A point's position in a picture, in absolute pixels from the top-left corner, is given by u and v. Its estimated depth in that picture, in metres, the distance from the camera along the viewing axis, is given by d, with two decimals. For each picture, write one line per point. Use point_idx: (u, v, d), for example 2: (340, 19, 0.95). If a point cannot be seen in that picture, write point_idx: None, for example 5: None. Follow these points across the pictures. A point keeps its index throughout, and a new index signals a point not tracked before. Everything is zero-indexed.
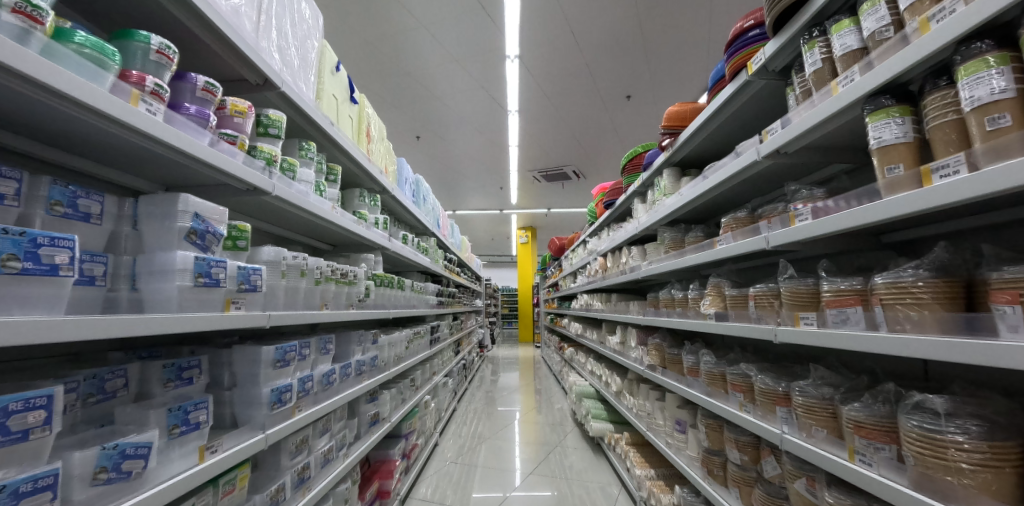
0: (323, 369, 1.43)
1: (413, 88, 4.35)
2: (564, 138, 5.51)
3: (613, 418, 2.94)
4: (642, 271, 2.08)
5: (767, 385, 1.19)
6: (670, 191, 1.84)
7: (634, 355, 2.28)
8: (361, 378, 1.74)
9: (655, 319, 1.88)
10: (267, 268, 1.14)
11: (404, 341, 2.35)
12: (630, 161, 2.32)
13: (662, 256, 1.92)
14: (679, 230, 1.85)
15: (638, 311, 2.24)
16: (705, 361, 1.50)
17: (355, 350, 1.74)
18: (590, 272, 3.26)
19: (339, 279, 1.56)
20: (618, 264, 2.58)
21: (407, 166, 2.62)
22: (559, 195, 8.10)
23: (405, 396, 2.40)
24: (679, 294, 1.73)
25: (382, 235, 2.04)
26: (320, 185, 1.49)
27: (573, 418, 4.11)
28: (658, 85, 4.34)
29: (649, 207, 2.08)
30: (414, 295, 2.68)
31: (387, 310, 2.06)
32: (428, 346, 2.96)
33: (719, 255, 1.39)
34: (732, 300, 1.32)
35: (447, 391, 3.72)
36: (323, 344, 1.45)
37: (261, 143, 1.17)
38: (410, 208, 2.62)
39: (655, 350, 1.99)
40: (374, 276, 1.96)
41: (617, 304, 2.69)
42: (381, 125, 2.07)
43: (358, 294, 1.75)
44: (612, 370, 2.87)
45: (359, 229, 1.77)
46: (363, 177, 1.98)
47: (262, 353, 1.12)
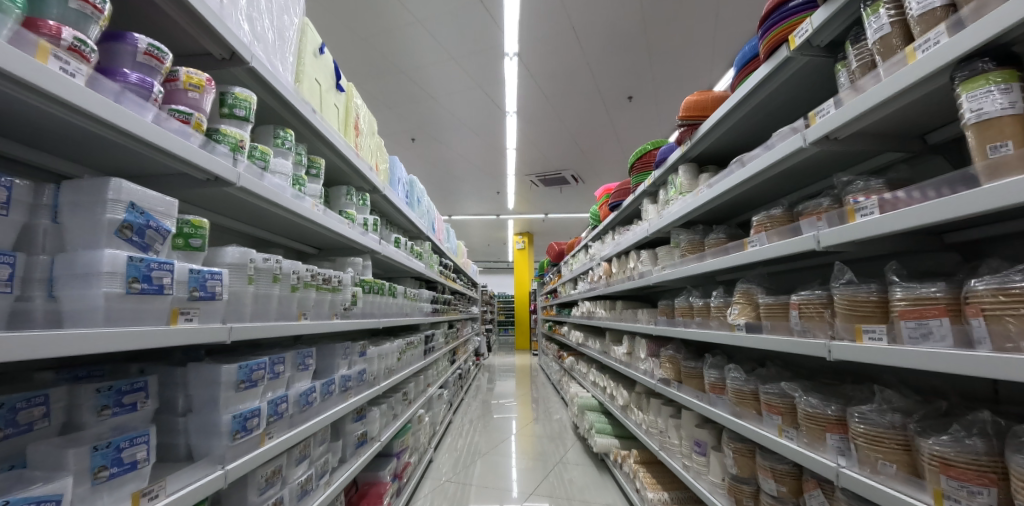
0: (301, 388, 1.24)
1: (408, 87, 4.19)
2: (563, 140, 5.38)
3: (618, 433, 2.75)
4: (654, 277, 1.91)
5: (816, 407, 1.01)
6: (687, 189, 1.68)
7: (644, 367, 2.09)
8: (346, 396, 1.55)
9: (670, 329, 1.71)
10: (228, 272, 0.96)
11: (395, 352, 2.15)
12: (639, 159, 2.17)
13: (679, 259, 1.75)
14: (697, 231, 1.69)
15: (649, 319, 2.06)
16: (733, 376, 1.32)
17: (339, 364, 1.55)
18: (593, 278, 3.10)
19: (320, 285, 1.38)
20: (625, 269, 2.42)
21: (400, 165, 2.46)
22: (556, 200, 7.96)
23: (396, 412, 2.20)
24: (698, 301, 1.56)
25: (371, 238, 1.86)
26: (300, 179, 1.31)
27: (573, 430, 3.91)
28: (661, 86, 4.23)
29: (662, 208, 1.92)
30: (407, 301, 2.50)
31: (375, 319, 1.87)
32: (421, 357, 2.75)
33: (752, 257, 1.22)
34: (766, 309, 1.16)
35: (442, 403, 3.50)
36: (301, 359, 1.26)
37: (223, 126, 0.99)
38: (404, 210, 2.45)
39: (669, 362, 1.82)
40: (363, 282, 1.78)
41: (623, 312, 2.52)
42: (370, 118, 1.91)
43: (343, 302, 1.57)
44: (617, 382, 2.68)
45: (345, 230, 1.60)
46: (351, 174, 1.81)
47: (222, 373, 0.92)
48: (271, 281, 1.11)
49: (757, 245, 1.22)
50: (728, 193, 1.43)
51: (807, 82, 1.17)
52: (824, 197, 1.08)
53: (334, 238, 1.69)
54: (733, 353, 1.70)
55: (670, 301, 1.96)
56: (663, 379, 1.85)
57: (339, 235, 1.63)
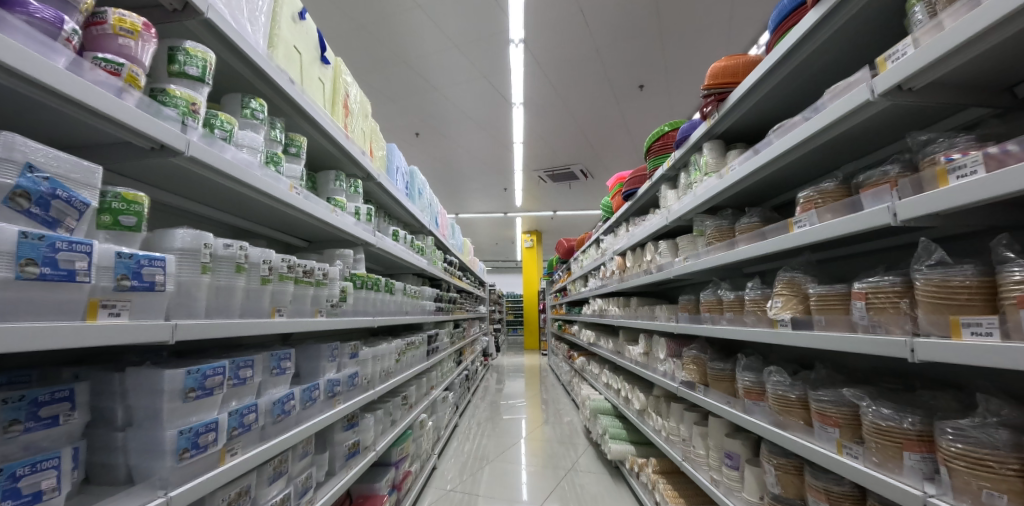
0: (275, 395, 1.09)
1: (410, 79, 4.05)
2: (571, 133, 5.19)
3: (635, 439, 2.55)
4: (675, 270, 1.71)
5: (891, 420, 0.82)
6: (714, 168, 1.48)
7: (664, 369, 1.90)
8: (333, 403, 1.39)
9: (695, 327, 1.51)
10: (176, 258, 0.81)
11: (392, 353, 1.99)
12: (656, 141, 1.96)
13: (703, 248, 1.55)
14: (725, 216, 1.49)
15: (668, 316, 1.86)
16: (775, 380, 1.13)
17: (325, 367, 1.39)
18: (604, 274, 2.91)
19: (300, 279, 1.21)
20: (641, 263, 2.22)
21: (398, 153, 2.30)
22: (565, 197, 7.76)
23: (394, 417, 2.04)
24: (728, 295, 1.35)
25: (363, 229, 1.70)
26: (275, 157, 1.15)
27: (584, 434, 3.72)
28: (674, 73, 4.02)
29: (682, 192, 1.73)
30: (408, 299, 2.34)
31: (368, 317, 1.71)
32: (423, 358, 2.59)
33: (800, 240, 1.02)
34: (819, 301, 0.96)
35: (447, 406, 3.35)
36: (275, 363, 1.10)
37: (169, 86, 0.84)
38: (402, 202, 2.28)
39: (693, 365, 1.61)
40: (354, 277, 1.62)
41: (639, 309, 2.33)
42: (362, 98, 1.74)
43: (330, 298, 1.41)
44: (632, 385, 2.48)
45: (331, 218, 1.43)
46: (342, 158, 1.64)
47: (166, 379, 0.78)
48: (234, 271, 0.95)
49: (806, 225, 1.02)
50: (765, 170, 1.23)
51: (867, 27, 0.97)
52: (891, 163, 0.88)
53: (319, 228, 1.53)
54: (771, 355, 1.49)
55: (691, 296, 1.76)
56: (686, 381, 1.66)
57: (322, 224, 1.47)
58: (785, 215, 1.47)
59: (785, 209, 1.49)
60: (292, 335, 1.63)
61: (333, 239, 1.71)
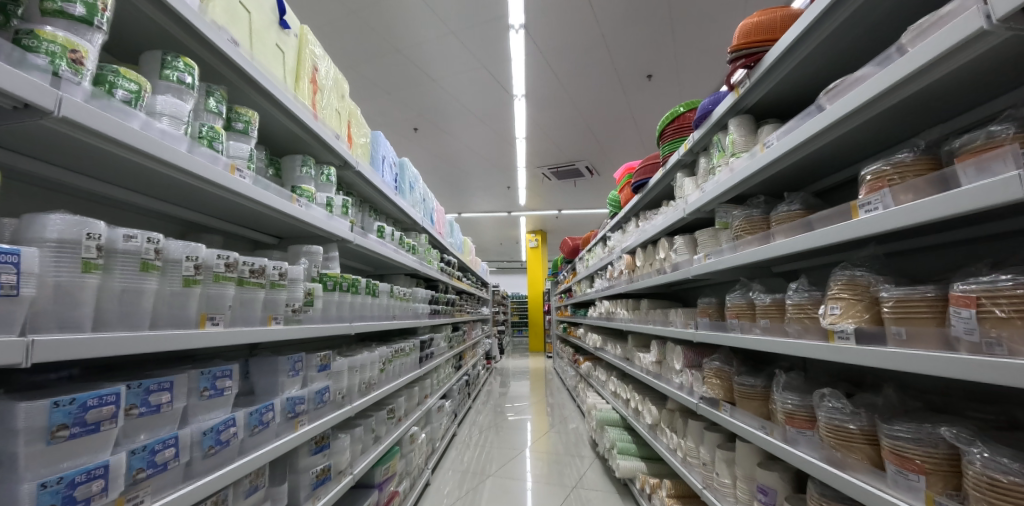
0: (205, 423, 0.88)
1: (405, 69, 3.85)
2: (575, 127, 4.95)
3: (646, 454, 2.30)
4: (695, 269, 1.48)
5: (1012, 474, 0.57)
6: (742, 148, 1.24)
7: (680, 382, 1.66)
8: (295, 425, 1.17)
9: (721, 336, 1.28)
10: (40, 253, 0.60)
11: (376, 362, 1.78)
12: (670, 124, 1.72)
13: (729, 244, 1.32)
14: (756, 204, 1.25)
15: (685, 322, 1.63)
16: (831, 406, 0.89)
17: (285, 384, 1.17)
18: (612, 275, 2.67)
19: (245, 280, 1.00)
20: (653, 262, 1.99)
21: (385, 142, 2.09)
22: (569, 194, 7.50)
23: (378, 434, 1.82)
24: (761, 298, 1.12)
25: (337, 223, 1.49)
26: (211, 130, 0.95)
27: (591, 444, 3.47)
28: (684, 61, 3.78)
29: (702, 179, 1.49)
30: (396, 302, 2.12)
31: (343, 324, 1.50)
32: (415, 366, 2.37)
33: (864, 229, 0.78)
34: (896, 307, 0.74)
35: (444, 415, 3.13)
36: (204, 384, 0.89)
37: (41, 28, 0.64)
38: (389, 196, 2.06)
39: (717, 379, 1.38)
40: (326, 277, 1.41)
41: (651, 312, 2.09)
42: (335, 74, 1.54)
43: (291, 303, 1.19)
44: (642, 395, 2.25)
45: (289, 208, 1.22)
46: (310, 141, 1.43)
47: (18, 416, 0.57)
48: (138, 270, 0.74)
49: (873, 209, 0.78)
50: (811, 145, 0.99)
51: None
52: (999, 121, 0.65)
53: (281, 219, 1.32)
54: (816, 370, 1.25)
55: (711, 299, 1.55)
56: (706, 397, 1.41)
57: (280, 215, 1.26)
58: (830, 203, 1.24)
59: (829, 195, 1.24)
60: (257, 344, 1.47)
61: (304, 234, 1.50)
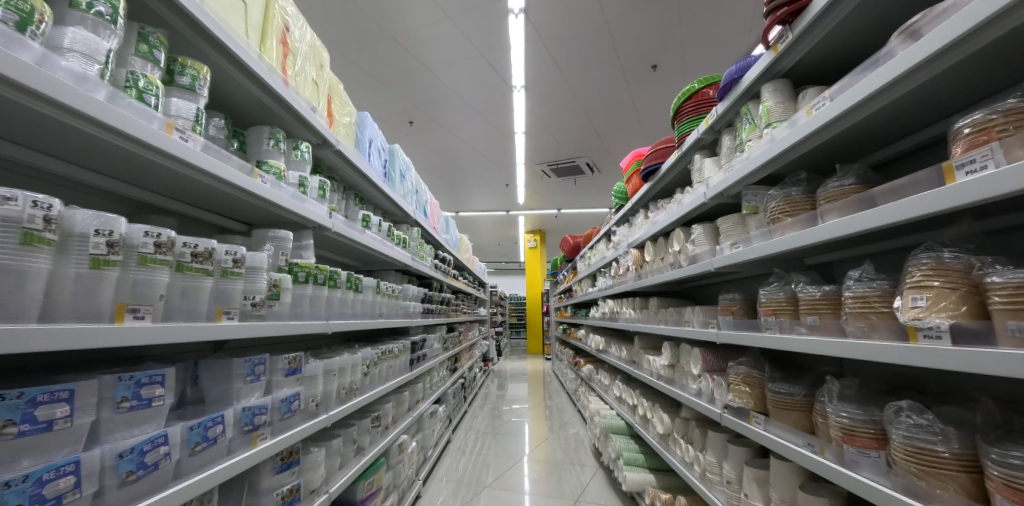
0: (123, 443, 0.69)
1: (400, 57, 3.67)
2: (577, 121, 4.79)
3: (655, 465, 2.11)
4: (719, 260, 1.30)
5: None
6: (780, 117, 1.06)
7: (698, 388, 1.48)
8: (253, 440, 0.98)
9: (751, 337, 1.11)
10: None
11: (360, 365, 1.59)
12: (687, 101, 1.54)
13: (762, 229, 1.15)
14: (796, 182, 1.07)
15: (704, 321, 1.45)
16: (911, 424, 0.71)
17: (242, 391, 0.98)
18: (618, 272, 2.49)
19: (185, 266, 0.82)
20: (665, 255, 1.81)
21: (373, 124, 1.91)
22: (569, 193, 7.33)
23: (360, 446, 1.62)
24: (805, 291, 0.95)
25: (311, 206, 1.30)
26: (141, 80, 0.77)
27: (593, 452, 3.27)
28: (690, 50, 3.61)
29: (727, 159, 1.32)
30: (384, 299, 1.92)
31: (318, 322, 1.31)
32: (405, 368, 2.18)
33: (967, 195, 0.61)
34: (1015, 295, 0.56)
35: (438, 421, 2.93)
36: (122, 394, 0.70)
37: None
38: (376, 182, 1.87)
39: (745, 387, 1.20)
40: (297, 266, 1.21)
41: (662, 312, 1.92)
42: (313, 39, 1.36)
43: (250, 295, 1.00)
44: (651, 401, 2.07)
45: (249, 183, 1.03)
46: (279, 111, 1.24)
47: None
48: (18, 243, 0.55)
49: (977, 169, 0.60)
50: (875, 104, 0.81)
51: None
52: None
53: (242, 198, 1.14)
54: (868, 378, 1.07)
55: (734, 295, 1.38)
56: (732, 406, 1.23)
57: (239, 191, 1.07)
58: (887, 178, 1.06)
59: (887, 170, 1.06)
60: (223, 343, 1.30)
61: (274, 220, 1.32)
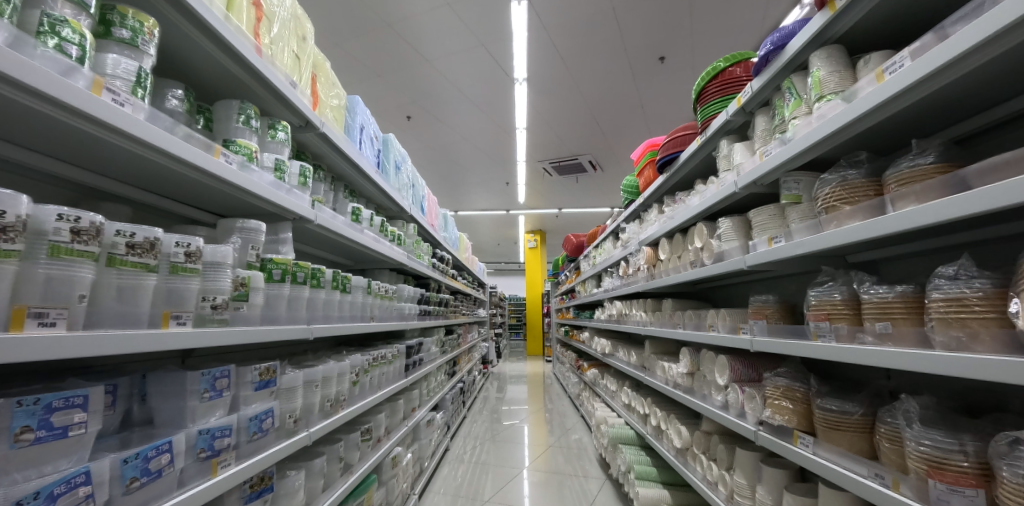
0: (26, 486, 0.52)
1: (397, 48, 3.51)
2: (580, 117, 4.64)
3: (670, 479, 1.95)
4: (753, 257, 1.14)
5: None
6: (834, 88, 0.91)
7: (723, 400, 1.33)
8: (212, 469, 0.82)
9: (795, 345, 0.96)
10: None
11: (348, 373, 1.42)
12: (713, 81, 1.39)
13: (808, 221, 0.99)
14: (853, 164, 0.91)
15: (732, 326, 1.30)
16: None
17: (198, 412, 0.82)
18: (627, 272, 2.33)
19: (118, 259, 0.66)
20: (683, 253, 1.66)
21: (365, 109, 1.75)
22: (570, 191, 7.17)
23: (347, 463, 1.45)
24: (869, 292, 0.80)
25: (288, 193, 1.14)
26: (63, 25, 0.61)
27: (600, 462, 3.10)
28: (700, 41, 3.46)
29: (762, 142, 1.16)
30: (375, 300, 1.76)
31: (298, 326, 1.14)
32: (400, 374, 2.02)
33: None
34: None
35: (436, 429, 2.76)
36: (23, 423, 0.54)
37: None
38: (367, 172, 1.71)
39: (786, 402, 1.04)
40: (273, 262, 1.04)
41: (679, 314, 1.76)
42: (293, 6, 1.20)
43: (210, 297, 0.84)
44: (666, 411, 1.91)
45: (209, 163, 0.87)
46: (251, 84, 1.07)
47: None
48: None
49: None
50: (974, 62, 0.66)
51: None
52: None
53: (207, 182, 0.97)
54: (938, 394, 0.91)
55: (767, 297, 1.23)
56: (769, 423, 1.08)
57: (199, 172, 0.91)
58: (970, 155, 0.88)
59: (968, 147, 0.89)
60: (192, 351, 1.19)
61: (248, 209, 1.15)
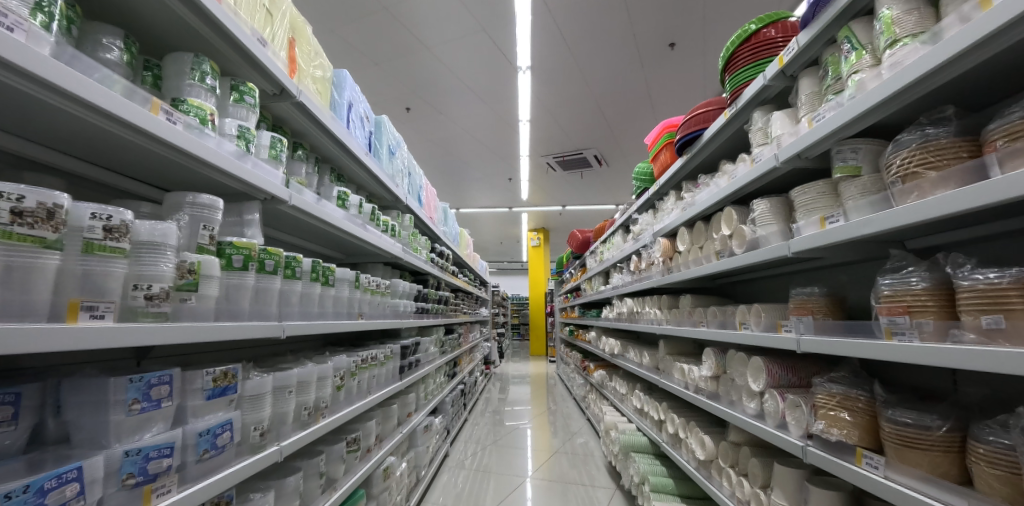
0: None
1: (394, 33, 3.36)
2: (585, 108, 4.47)
3: (689, 492, 1.77)
4: (797, 242, 0.97)
5: None
6: (910, 30, 0.74)
7: (757, 408, 1.16)
8: (143, 499, 0.66)
9: (856, 345, 0.79)
10: None
11: (330, 376, 1.26)
12: (744, 44, 1.21)
13: (873, 195, 0.82)
14: (935, 121, 0.74)
15: (767, 324, 1.13)
16: None
17: (126, 427, 0.66)
18: (640, 266, 2.15)
19: (1, 231, 0.49)
20: (705, 243, 1.49)
21: (354, 84, 1.59)
22: (575, 187, 7.00)
23: (329, 478, 1.27)
24: (969, 279, 0.63)
25: (255, 167, 0.98)
26: None
27: (609, 469, 2.92)
28: (713, 26, 3.29)
29: (809, 106, 0.99)
30: (364, 295, 1.58)
31: (266, 323, 0.98)
32: (393, 376, 1.86)
33: None
34: None
35: (434, 435, 2.59)
36: None
37: None
38: (356, 153, 1.55)
39: (844, 413, 0.86)
40: (233, 246, 0.88)
41: (700, 310, 1.58)
42: None
43: (143, 284, 0.69)
44: (684, 417, 1.73)
45: (140, 117, 0.70)
46: (210, 37, 0.91)
47: None
48: None
49: None
50: None
51: None
52: None
53: (145, 146, 0.80)
54: None
55: (810, 289, 1.06)
56: (820, 437, 0.91)
57: (129, 130, 0.73)
58: None
59: None
60: (148, 351, 1.06)
61: (201, 185, 0.98)
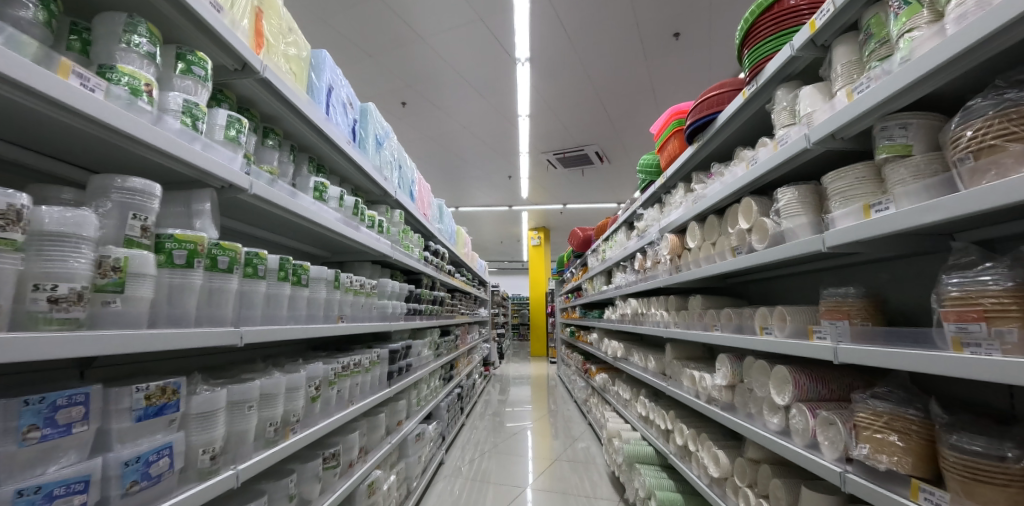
0: None
1: (387, 23, 3.23)
2: (586, 102, 4.33)
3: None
4: (832, 235, 0.83)
5: None
6: None
7: (781, 423, 1.02)
8: None
9: (909, 356, 0.66)
10: None
11: (303, 386, 1.13)
12: (765, 15, 1.08)
13: (929, 178, 0.69)
14: (1013, 85, 0.60)
15: (793, 329, 1.00)
16: None
17: (21, 461, 0.54)
18: (645, 265, 2.02)
19: None
20: (719, 238, 1.35)
21: (334, 66, 1.46)
22: (576, 185, 6.87)
23: (303, 500, 1.15)
24: None
25: (204, 148, 0.85)
26: None
27: (611, 478, 2.79)
28: (719, 14, 3.15)
29: (846, 77, 0.85)
30: (346, 296, 1.46)
31: (219, 329, 0.85)
32: (380, 382, 1.73)
33: None
34: None
35: (428, 442, 2.46)
36: None
37: None
38: (336, 141, 1.42)
39: (893, 436, 0.73)
40: (174, 239, 0.76)
41: (712, 311, 1.45)
42: None
43: (46, 284, 0.56)
44: (694, 428, 1.60)
45: (43, 81, 0.55)
46: None
47: None
48: None
49: None
50: None
51: None
52: None
53: (60, 119, 0.66)
54: None
55: (844, 289, 0.93)
56: (861, 462, 0.78)
57: (33, 96, 0.59)
58: None
59: None
60: (92, 359, 0.94)
61: (137, 167, 0.84)
